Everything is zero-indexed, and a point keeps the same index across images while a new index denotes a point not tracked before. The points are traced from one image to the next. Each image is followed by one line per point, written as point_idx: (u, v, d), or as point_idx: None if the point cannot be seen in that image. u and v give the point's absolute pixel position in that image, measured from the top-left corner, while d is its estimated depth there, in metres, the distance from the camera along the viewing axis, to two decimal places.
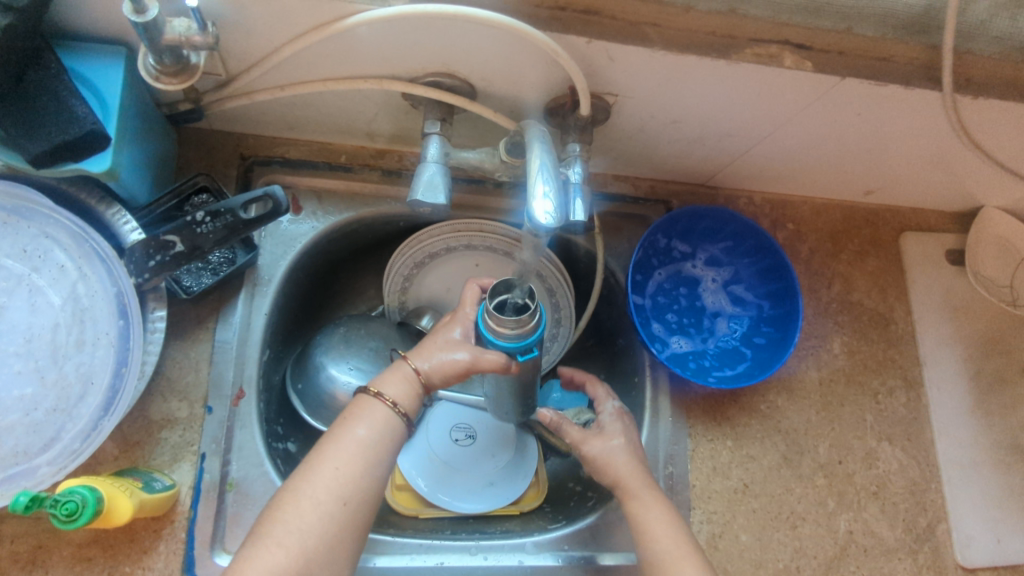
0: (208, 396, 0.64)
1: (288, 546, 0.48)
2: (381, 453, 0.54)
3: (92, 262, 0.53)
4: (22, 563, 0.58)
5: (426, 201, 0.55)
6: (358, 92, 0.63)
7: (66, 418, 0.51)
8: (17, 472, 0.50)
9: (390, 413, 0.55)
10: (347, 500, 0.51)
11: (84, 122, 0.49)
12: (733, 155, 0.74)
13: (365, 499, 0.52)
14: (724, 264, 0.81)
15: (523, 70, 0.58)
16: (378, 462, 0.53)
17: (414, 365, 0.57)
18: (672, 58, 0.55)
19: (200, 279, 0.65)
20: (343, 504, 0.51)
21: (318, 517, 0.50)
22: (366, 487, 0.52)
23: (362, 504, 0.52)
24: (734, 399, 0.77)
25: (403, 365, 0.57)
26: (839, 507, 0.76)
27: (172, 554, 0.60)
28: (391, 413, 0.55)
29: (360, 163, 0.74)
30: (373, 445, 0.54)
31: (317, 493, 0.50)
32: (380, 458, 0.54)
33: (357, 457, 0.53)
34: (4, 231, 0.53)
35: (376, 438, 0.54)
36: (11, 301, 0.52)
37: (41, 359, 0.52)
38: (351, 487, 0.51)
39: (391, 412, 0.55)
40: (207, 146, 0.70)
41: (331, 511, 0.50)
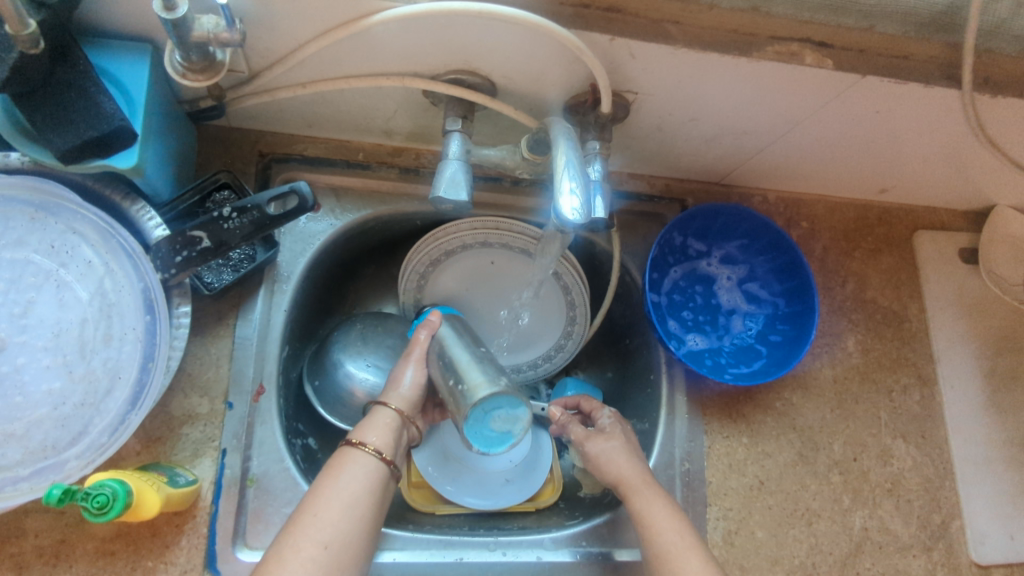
0: (229, 392, 0.65)
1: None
2: (363, 498, 0.54)
3: (119, 258, 0.53)
4: (46, 557, 0.58)
5: (448, 198, 0.56)
6: (379, 89, 0.63)
7: (94, 413, 0.52)
8: (45, 467, 0.50)
9: (369, 458, 0.57)
10: (328, 544, 0.51)
11: (113, 118, 0.50)
12: (749, 152, 0.74)
13: (347, 541, 0.52)
14: (739, 262, 0.81)
15: (544, 68, 0.58)
16: (358, 507, 0.54)
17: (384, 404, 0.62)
18: (694, 57, 0.56)
19: (221, 276, 0.65)
20: (325, 549, 0.51)
21: (299, 562, 0.49)
22: (347, 531, 0.52)
23: (345, 547, 0.52)
24: (750, 396, 0.77)
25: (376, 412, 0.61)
26: (854, 503, 0.76)
27: (194, 549, 0.61)
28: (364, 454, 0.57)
29: (377, 161, 0.75)
30: (354, 491, 0.54)
31: (298, 538, 0.51)
32: (360, 503, 0.54)
33: (338, 503, 0.53)
34: (32, 227, 0.53)
35: (355, 484, 0.55)
36: (39, 296, 0.52)
37: (69, 354, 0.52)
38: (332, 531, 0.52)
39: (374, 459, 0.57)
40: (227, 144, 0.71)
41: (312, 556, 0.50)
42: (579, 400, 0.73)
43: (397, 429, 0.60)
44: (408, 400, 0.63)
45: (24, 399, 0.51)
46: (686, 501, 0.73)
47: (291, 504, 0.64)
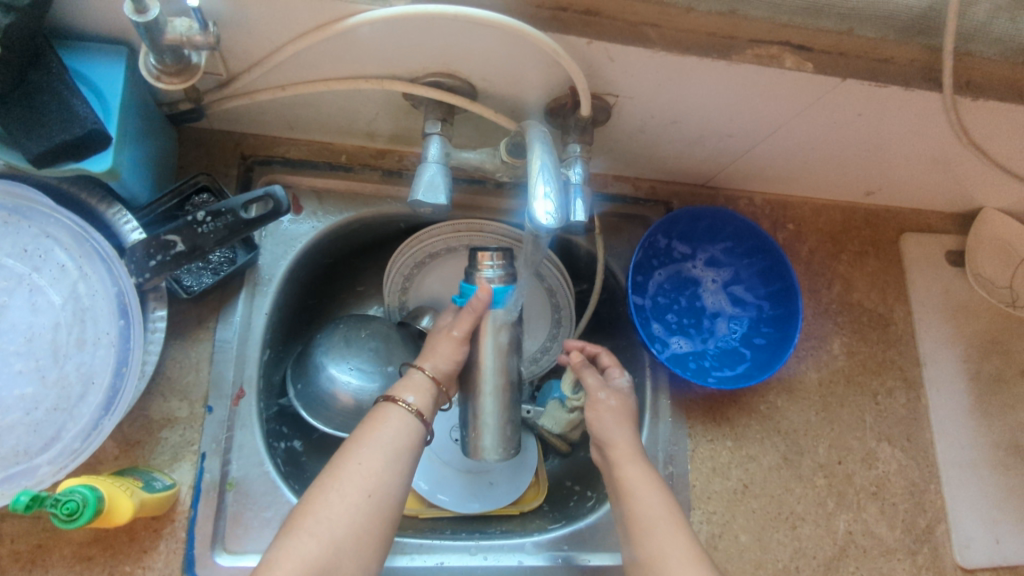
0: (208, 395, 0.65)
1: (319, 536, 0.48)
2: (403, 450, 0.55)
3: (93, 262, 0.52)
4: (23, 562, 0.58)
5: (427, 201, 0.56)
6: (359, 92, 0.63)
7: (66, 417, 0.51)
8: (16, 473, 0.49)
9: (406, 415, 0.57)
10: (371, 493, 0.51)
11: (85, 122, 0.49)
12: (733, 155, 0.74)
13: (390, 492, 0.52)
14: (723, 265, 0.81)
15: (523, 71, 0.58)
16: (401, 455, 0.54)
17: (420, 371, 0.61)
18: (673, 59, 0.55)
19: (200, 279, 0.65)
20: (369, 497, 0.51)
21: (345, 508, 0.50)
22: (390, 481, 0.53)
23: (388, 497, 0.52)
24: (734, 399, 0.77)
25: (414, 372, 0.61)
26: (838, 507, 0.76)
27: (172, 553, 0.60)
28: (403, 412, 0.57)
29: (360, 163, 0.74)
30: (395, 444, 0.55)
31: (342, 485, 0.51)
32: (402, 453, 0.55)
33: (382, 452, 0.54)
34: (3, 230, 0.52)
35: (396, 436, 0.55)
36: (11, 301, 0.51)
37: (42, 358, 0.51)
38: (375, 481, 0.52)
39: (413, 416, 0.57)
40: (208, 146, 0.70)
41: (357, 503, 0.50)
42: (600, 353, 0.71)
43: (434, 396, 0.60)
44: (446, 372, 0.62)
45: None
46: None
47: (270, 508, 0.64)
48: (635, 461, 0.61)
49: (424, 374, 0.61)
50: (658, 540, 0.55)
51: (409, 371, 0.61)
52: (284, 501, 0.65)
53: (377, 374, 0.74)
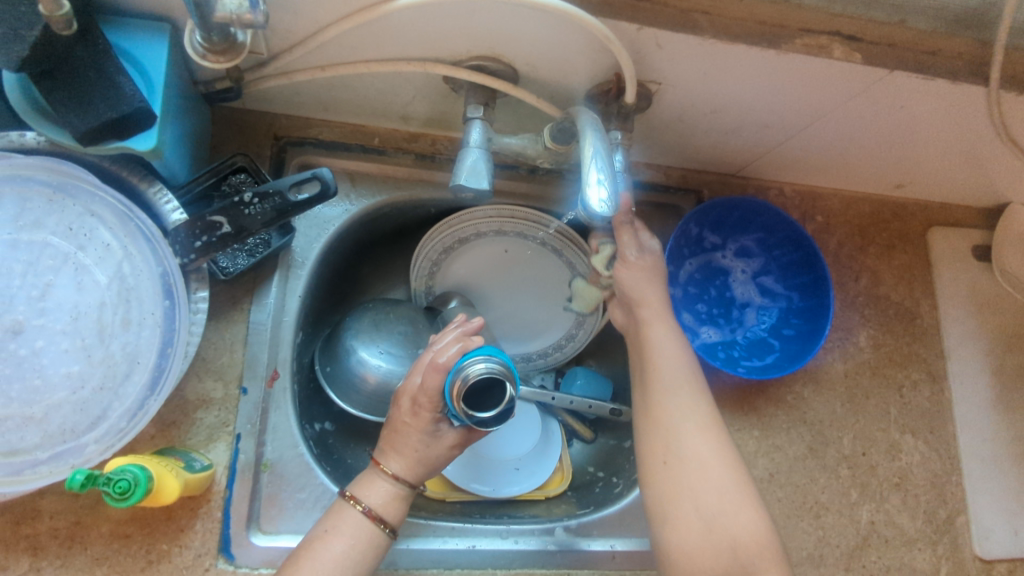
0: (243, 376, 0.65)
1: None
2: (357, 563, 0.55)
3: (138, 242, 0.52)
4: (62, 539, 0.58)
5: (469, 186, 0.55)
6: (400, 75, 0.63)
7: (112, 397, 0.50)
8: (64, 450, 0.50)
9: (374, 528, 0.57)
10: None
11: (132, 99, 0.49)
12: (768, 145, 0.74)
13: None
14: (754, 255, 0.80)
15: (569, 56, 0.57)
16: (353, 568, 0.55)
17: (392, 483, 0.59)
18: (721, 48, 0.55)
19: (236, 261, 0.64)
20: None
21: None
22: None
23: None
24: (762, 388, 0.77)
25: (377, 473, 0.59)
26: (862, 498, 0.77)
27: (208, 533, 0.61)
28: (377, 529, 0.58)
29: (393, 146, 0.74)
30: (350, 557, 0.55)
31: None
32: (356, 566, 0.55)
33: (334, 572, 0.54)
34: (49, 208, 0.51)
35: (350, 550, 0.55)
36: (57, 279, 0.51)
37: (88, 338, 0.50)
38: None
39: (371, 526, 0.57)
40: (241, 126, 0.70)
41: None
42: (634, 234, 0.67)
43: (406, 498, 0.60)
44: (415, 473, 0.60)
45: (42, 382, 0.49)
46: None
47: (305, 490, 0.65)
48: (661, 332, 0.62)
49: (393, 482, 0.59)
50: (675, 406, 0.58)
51: (373, 469, 0.60)
52: (318, 483, 0.65)
53: (405, 360, 0.74)
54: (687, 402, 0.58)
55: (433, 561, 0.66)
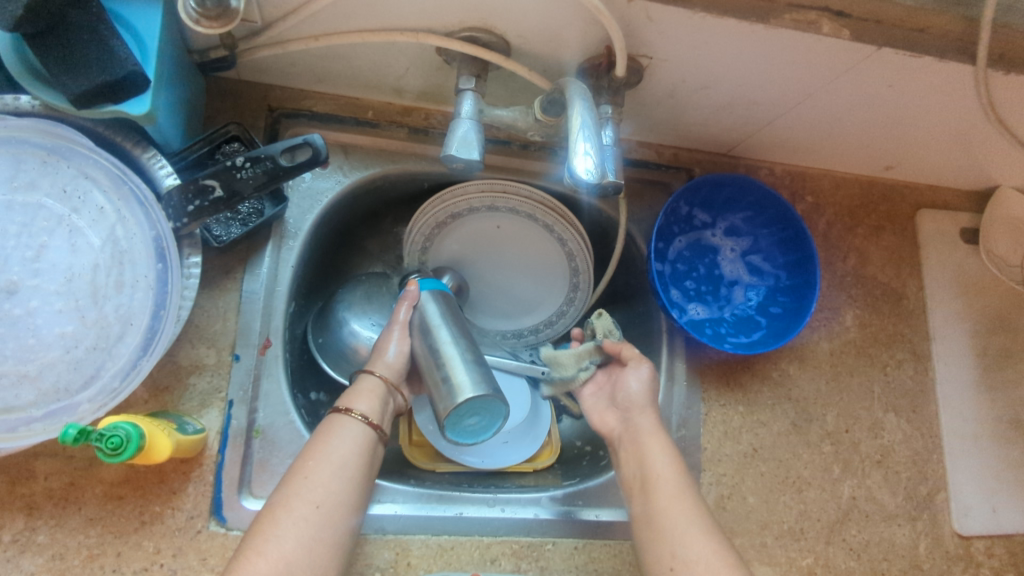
0: (235, 344, 0.66)
1: (267, 553, 0.50)
2: (354, 462, 0.56)
3: (131, 205, 0.53)
4: (56, 499, 0.59)
5: (459, 156, 0.56)
6: (392, 45, 0.63)
7: (105, 357, 0.51)
8: (57, 408, 0.50)
9: (361, 424, 0.58)
10: (320, 504, 0.53)
11: (125, 62, 0.49)
12: (759, 124, 0.74)
13: (339, 502, 0.54)
14: (743, 234, 0.81)
15: (560, 28, 0.58)
16: (348, 469, 0.55)
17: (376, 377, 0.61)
18: (711, 21, 0.55)
19: (229, 229, 0.65)
20: (317, 508, 0.53)
21: (293, 523, 0.51)
22: (339, 492, 0.54)
23: (336, 506, 0.54)
24: (748, 365, 0.79)
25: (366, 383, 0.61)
26: (844, 473, 0.78)
27: (200, 496, 0.62)
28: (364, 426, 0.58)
29: (387, 119, 0.74)
30: (344, 454, 0.56)
31: (290, 501, 0.52)
32: (350, 463, 0.56)
33: (327, 465, 0.55)
34: (43, 170, 0.52)
35: (343, 448, 0.56)
36: (51, 241, 0.51)
37: (81, 298, 0.51)
38: (324, 491, 0.53)
39: (364, 425, 0.58)
40: (235, 96, 0.70)
41: (306, 515, 0.52)
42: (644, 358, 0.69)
43: (384, 397, 0.61)
44: (394, 369, 0.63)
45: (36, 341, 0.50)
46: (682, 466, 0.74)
47: (296, 456, 0.66)
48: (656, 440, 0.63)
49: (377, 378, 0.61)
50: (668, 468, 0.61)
51: (360, 377, 0.62)
52: None
53: None
54: (680, 486, 0.60)
55: (420, 528, 0.67)
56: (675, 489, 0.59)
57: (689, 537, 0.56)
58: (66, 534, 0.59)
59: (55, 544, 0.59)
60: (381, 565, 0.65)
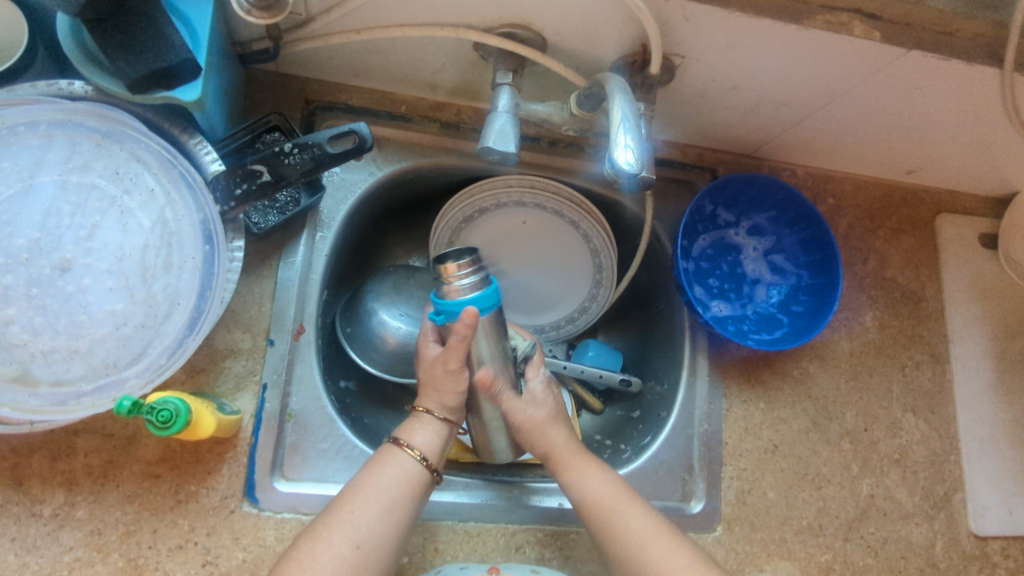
0: (270, 329, 0.67)
1: None
2: (401, 501, 0.57)
3: (180, 187, 0.54)
4: (95, 476, 0.61)
5: (497, 148, 0.58)
6: (431, 40, 0.64)
7: (153, 334, 0.53)
8: (106, 383, 0.52)
9: (412, 461, 0.59)
10: (359, 543, 0.54)
11: (180, 50, 0.51)
12: (784, 125, 0.76)
13: (378, 543, 0.55)
14: (766, 234, 0.82)
15: (598, 25, 0.59)
16: (394, 509, 0.57)
17: (428, 413, 0.62)
18: (746, 21, 0.57)
19: (267, 217, 0.67)
20: (357, 547, 0.54)
21: (331, 557, 0.53)
22: (380, 531, 0.55)
23: (376, 547, 0.55)
24: (769, 362, 0.80)
25: (420, 415, 0.62)
26: (862, 471, 0.79)
27: (234, 476, 0.63)
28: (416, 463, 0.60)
29: (420, 114, 0.76)
30: (392, 491, 0.57)
31: (330, 535, 0.54)
32: (396, 504, 0.57)
33: (374, 501, 0.56)
34: (97, 152, 0.54)
35: (394, 486, 0.58)
36: (103, 221, 0.53)
37: (131, 277, 0.53)
38: (367, 530, 0.55)
39: (417, 462, 0.59)
40: (273, 88, 0.72)
41: (343, 553, 0.53)
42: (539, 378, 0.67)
43: (443, 435, 0.62)
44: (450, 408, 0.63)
45: (87, 318, 0.51)
46: (703, 460, 0.76)
47: (327, 440, 0.67)
48: (583, 461, 0.64)
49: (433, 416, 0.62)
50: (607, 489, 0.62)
51: (416, 411, 0.63)
52: (340, 434, 0.68)
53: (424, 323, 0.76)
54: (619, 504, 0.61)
55: (449, 513, 0.68)
56: (625, 509, 0.61)
57: (658, 550, 0.58)
58: (104, 510, 0.60)
59: (94, 519, 0.60)
60: (409, 549, 0.66)
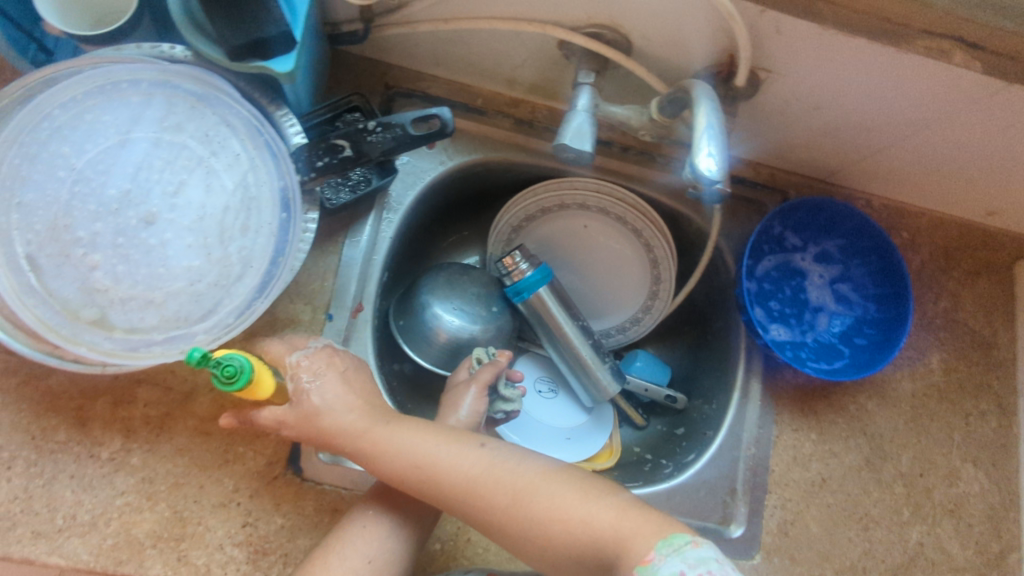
0: (330, 304, 0.68)
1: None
2: (412, 520, 0.62)
3: (264, 155, 0.56)
4: (152, 426, 0.63)
5: (572, 147, 0.58)
6: (517, 35, 0.65)
7: (224, 293, 0.55)
8: (177, 335, 0.54)
9: None
10: (372, 559, 0.59)
11: (279, 22, 0.52)
12: (865, 151, 0.73)
13: (390, 560, 0.60)
14: (834, 261, 0.80)
15: (688, 31, 0.59)
16: (405, 527, 0.62)
17: None
18: (840, 39, 0.56)
19: (338, 194, 0.67)
20: (370, 562, 0.59)
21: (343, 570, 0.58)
22: (392, 550, 0.61)
23: (388, 563, 0.60)
24: (825, 394, 0.77)
25: None
26: (913, 517, 0.76)
27: (281, 443, 0.64)
28: None
29: (495, 109, 0.77)
30: (405, 510, 0.62)
31: (345, 550, 0.59)
32: (409, 521, 0.62)
33: (389, 519, 0.61)
34: (190, 114, 0.56)
35: (405, 505, 0.63)
36: (190, 179, 0.55)
37: (210, 236, 0.55)
38: (379, 548, 0.60)
39: None
40: (358, 71, 0.74)
41: (356, 567, 0.59)
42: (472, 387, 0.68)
43: None
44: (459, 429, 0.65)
45: (165, 271, 0.53)
46: (746, 486, 0.74)
47: None
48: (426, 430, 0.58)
49: None
50: (506, 479, 0.56)
51: None
52: None
53: (478, 318, 0.77)
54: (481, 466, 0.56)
55: None
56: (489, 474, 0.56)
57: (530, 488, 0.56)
58: (156, 460, 0.62)
59: (146, 468, 0.62)
60: (442, 536, 0.66)
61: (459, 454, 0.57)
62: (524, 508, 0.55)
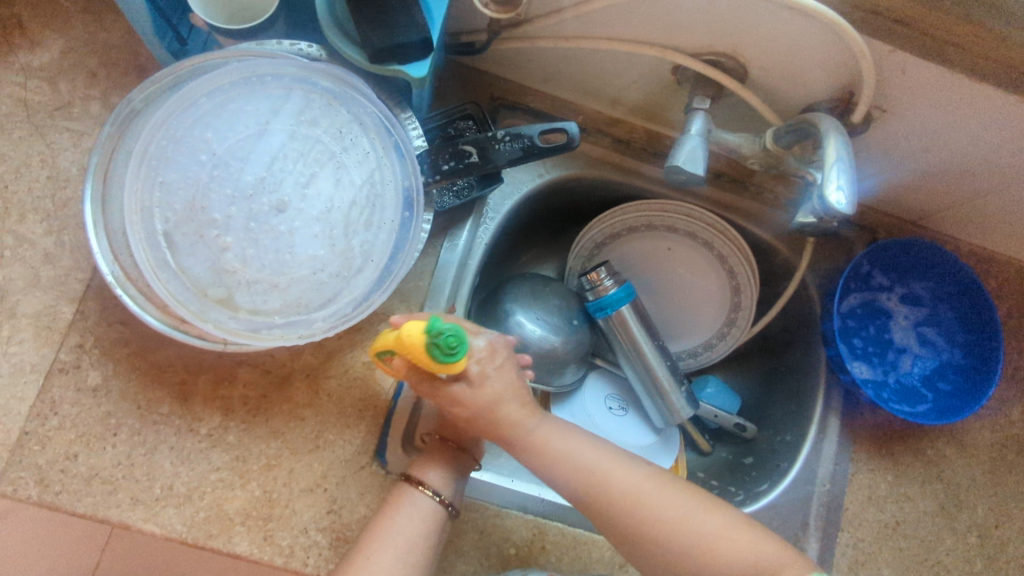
0: (425, 303, 0.70)
1: None
2: (421, 540, 0.60)
3: (391, 155, 0.59)
4: (249, 406, 0.65)
5: (685, 169, 0.59)
6: (634, 57, 0.67)
7: (343, 284, 0.57)
8: (296, 320, 0.56)
9: (432, 500, 0.62)
10: None
11: (421, 29, 0.54)
12: (964, 197, 0.73)
13: None
14: (923, 305, 0.79)
15: (809, 66, 0.60)
16: (413, 550, 0.60)
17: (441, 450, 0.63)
18: (966, 84, 0.56)
19: (443, 199, 0.67)
20: None
21: None
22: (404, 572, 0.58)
23: None
24: (903, 436, 0.77)
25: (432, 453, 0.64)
26: (986, 570, 0.74)
27: (370, 435, 0.66)
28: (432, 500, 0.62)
29: (594, 127, 0.78)
30: (412, 531, 0.60)
31: None
32: (417, 542, 0.60)
33: (397, 542, 0.59)
34: (326, 110, 0.58)
35: (411, 524, 0.60)
36: (321, 172, 0.57)
37: (336, 229, 0.57)
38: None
39: (434, 500, 0.62)
40: (467, 80, 0.76)
41: None
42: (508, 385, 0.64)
43: (455, 467, 0.65)
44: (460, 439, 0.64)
45: (291, 258, 0.55)
46: (818, 521, 0.73)
47: None
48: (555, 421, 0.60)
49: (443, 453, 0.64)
50: (621, 479, 0.58)
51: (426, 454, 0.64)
52: None
53: (559, 330, 0.77)
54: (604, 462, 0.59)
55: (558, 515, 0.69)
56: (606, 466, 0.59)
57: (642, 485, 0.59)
58: (251, 440, 0.64)
59: (241, 447, 0.64)
60: (516, 541, 0.67)
61: (578, 450, 0.60)
62: (638, 506, 0.58)
